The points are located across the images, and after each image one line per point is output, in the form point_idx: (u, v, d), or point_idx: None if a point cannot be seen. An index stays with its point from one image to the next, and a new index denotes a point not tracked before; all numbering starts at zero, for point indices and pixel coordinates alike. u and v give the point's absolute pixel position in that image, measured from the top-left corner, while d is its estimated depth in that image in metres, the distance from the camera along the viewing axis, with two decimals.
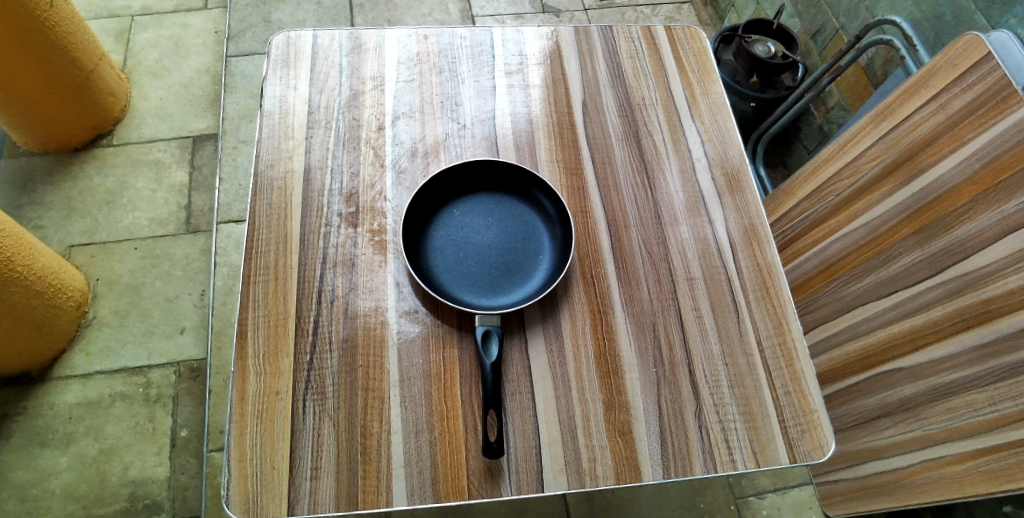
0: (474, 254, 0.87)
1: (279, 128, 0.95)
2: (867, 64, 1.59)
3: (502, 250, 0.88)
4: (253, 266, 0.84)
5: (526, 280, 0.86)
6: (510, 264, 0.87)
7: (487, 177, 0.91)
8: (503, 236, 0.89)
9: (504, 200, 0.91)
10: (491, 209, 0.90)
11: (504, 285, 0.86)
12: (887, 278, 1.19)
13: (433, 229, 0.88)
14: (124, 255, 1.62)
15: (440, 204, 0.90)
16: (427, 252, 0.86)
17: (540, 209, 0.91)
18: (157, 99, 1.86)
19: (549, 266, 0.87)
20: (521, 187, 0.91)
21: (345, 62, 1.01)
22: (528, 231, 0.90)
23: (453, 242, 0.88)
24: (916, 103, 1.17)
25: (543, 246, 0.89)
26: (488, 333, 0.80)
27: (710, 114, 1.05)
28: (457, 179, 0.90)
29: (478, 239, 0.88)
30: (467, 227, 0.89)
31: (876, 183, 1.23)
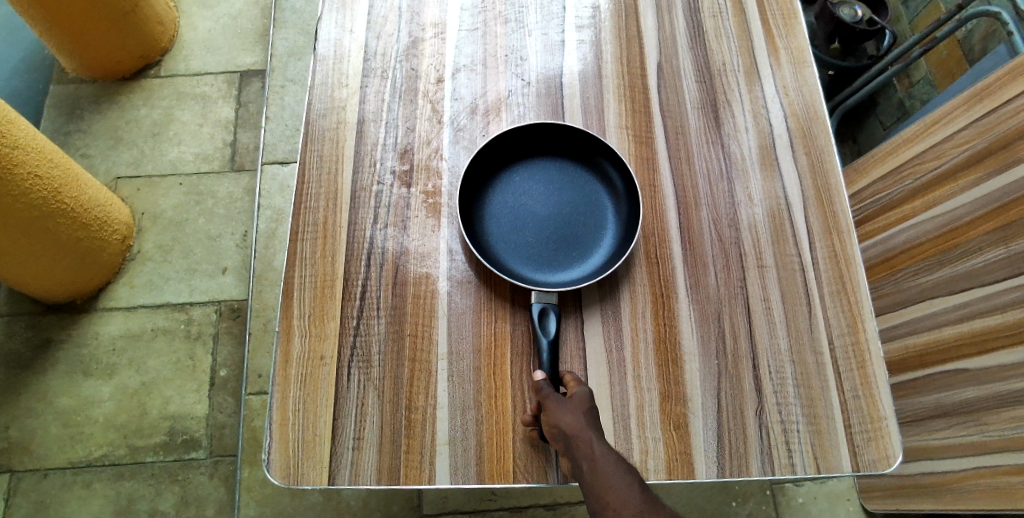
0: (529, 227, 0.82)
1: (332, 75, 0.89)
2: (964, 36, 1.46)
3: (563, 222, 0.82)
4: (302, 221, 0.81)
5: (587, 256, 0.81)
6: (569, 237, 0.82)
7: (549, 140, 0.85)
8: (564, 207, 0.83)
9: (566, 168, 0.85)
10: (552, 177, 0.84)
11: (564, 260, 0.81)
12: (960, 274, 1.10)
13: (489, 196, 0.83)
14: (169, 190, 1.60)
15: (497, 166, 0.84)
16: (482, 218, 0.81)
17: (605, 179, 0.85)
18: (205, 30, 1.81)
19: (612, 242, 0.82)
20: (586, 153, 0.85)
21: (405, 5, 0.94)
22: (590, 202, 0.84)
23: (510, 211, 0.82)
24: (1021, 85, 1.06)
25: (606, 221, 0.83)
26: (545, 311, 0.75)
27: (797, 84, 0.96)
28: (516, 140, 0.84)
29: (536, 209, 0.83)
30: (524, 196, 0.83)
31: (961, 170, 1.13)
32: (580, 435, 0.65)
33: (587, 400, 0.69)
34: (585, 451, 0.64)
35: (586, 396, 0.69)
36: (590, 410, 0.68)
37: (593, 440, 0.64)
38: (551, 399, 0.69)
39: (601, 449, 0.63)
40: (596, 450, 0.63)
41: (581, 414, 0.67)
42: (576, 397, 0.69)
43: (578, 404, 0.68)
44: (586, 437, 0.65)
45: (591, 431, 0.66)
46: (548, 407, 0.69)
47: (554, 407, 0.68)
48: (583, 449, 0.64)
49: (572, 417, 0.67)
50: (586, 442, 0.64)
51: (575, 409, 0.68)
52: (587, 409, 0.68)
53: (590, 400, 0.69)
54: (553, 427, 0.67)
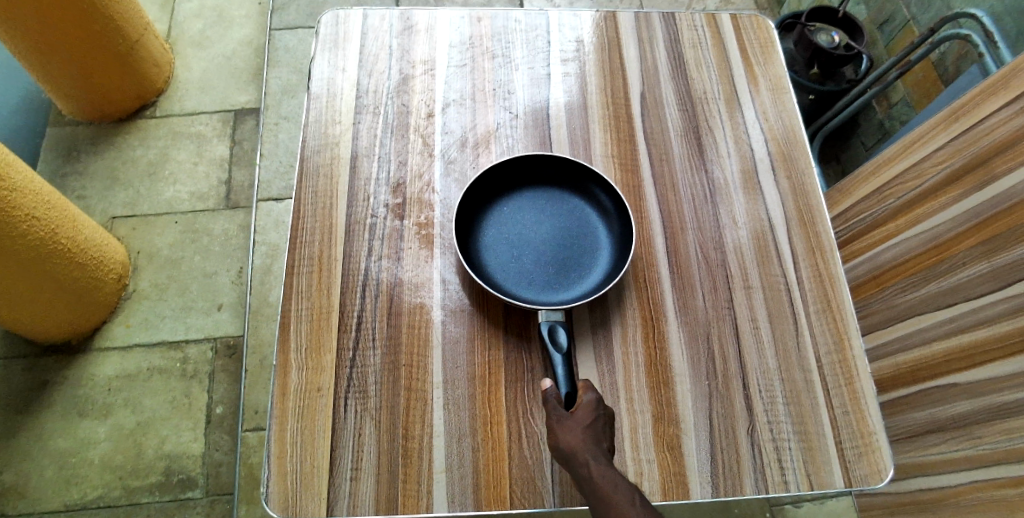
0: (526, 255, 0.83)
1: (326, 112, 0.92)
2: (938, 58, 1.51)
3: (557, 246, 0.84)
4: (298, 256, 0.82)
5: (585, 277, 0.83)
6: (565, 260, 0.84)
7: (537, 171, 0.87)
8: (558, 231, 0.85)
9: (556, 194, 0.87)
10: (543, 204, 0.87)
11: (563, 283, 0.82)
12: (946, 289, 1.12)
13: (484, 227, 0.84)
14: (165, 228, 1.62)
15: (488, 198, 0.86)
16: (479, 248, 0.83)
17: (595, 202, 0.87)
18: (200, 70, 1.86)
19: (607, 261, 0.84)
20: (574, 179, 0.87)
21: (395, 44, 0.98)
22: (583, 225, 0.86)
23: (505, 239, 0.84)
24: (994, 105, 1.10)
25: (600, 242, 0.85)
26: (554, 327, 0.76)
27: (776, 109, 0.99)
28: (506, 172, 0.86)
29: (530, 237, 0.84)
30: (518, 225, 0.85)
31: (942, 187, 1.16)
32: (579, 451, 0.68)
33: (589, 413, 0.71)
34: (583, 469, 0.67)
35: (591, 406, 0.71)
36: (593, 423, 0.70)
37: (590, 462, 0.67)
38: (552, 416, 0.71)
39: (597, 469, 0.66)
40: (592, 469, 0.66)
41: (582, 432, 0.69)
42: (578, 411, 0.71)
43: (583, 418, 0.70)
44: (583, 454, 0.68)
45: (590, 449, 0.68)
46: (551, 424, 0.71)
47: (555, 424, 0.70)
48: (581, 466, 0.67)
49: (573, 434, 0.69)
50: (583, 464, 0.67)
51: (576, 426, 0.70)
52: (588, 425, 0.70)
53: (596, 410, 0.71)
54: (555, 445, 0.70)
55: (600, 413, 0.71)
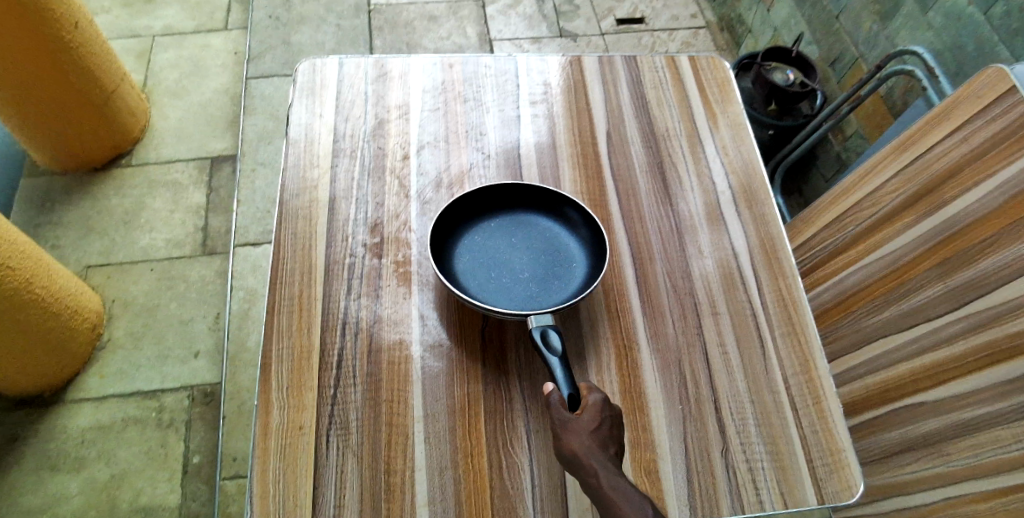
0: (504, 279, 0.86)
1: (304, 157, 0.95)
2: (887, 93, 1.59)
3: (532, 265, 0.87)
4: (278, 296, 0.84)
5: (563, 291, 0.86)
6: (541, 277, 0.86)
7: (506, 198, 0.91)
8: (531, 252, 0.88)
9: (526, 217, 0.91)
10: (514, 227, 0.90)
11: (542, 299, 0.85)
12: (907, 310, 1.17)
13: (459, 253, 0.87)
14: (141, 276, 1.62)
15: (460, 227, 0.89)
16: (457, 275, 0.85)
17: (564, 220, 0.90)
18: (176, 120, 1.89)
19: (583, 273, 0.87)
20: (542, 200, 0.90)
21: (370, 90, 1.02)
22: (554, 243, 0.89)
23: (481, 264, 0.87)
24: (939, 135, 1.18)
25: (574, 257, 0.88)
26: (546, 332, 0.77)
27: (735, 144, 1.05)
28: (475, 201, 0.89)
29: (505, 261, 0.87)
30: (492, 249, 0.88)
31: (898, 213, 1.22)
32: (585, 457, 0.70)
33: (596, 418, 0.72)
34: (591, 478, 0.69)
35: (597, 409, 0.72)
36: (600, 427, 0.72)
37: (600, 472, 0.69)
38: (557, 422, 0.72)
39: (607, 480, 0.68)
40: (603, 481, 0.68)
41: (588, 439, 0.71)
42: (583, 415, 0.72)
43: (589, 423, 0.72)
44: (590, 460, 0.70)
45: (597, 456, 0.70)
46: (556, 430, 0.72)
47: (561, 429, 0.72)
48: (589, 473, 0.69)
49: (579, 440, 0.71)
50: (593, 475, 0.69)
51: (582, 432, 0.71)
52: (595, 428, 0.71)
53: (601, 413, 0.72)
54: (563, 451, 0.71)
55: (606, 416, 0.73)
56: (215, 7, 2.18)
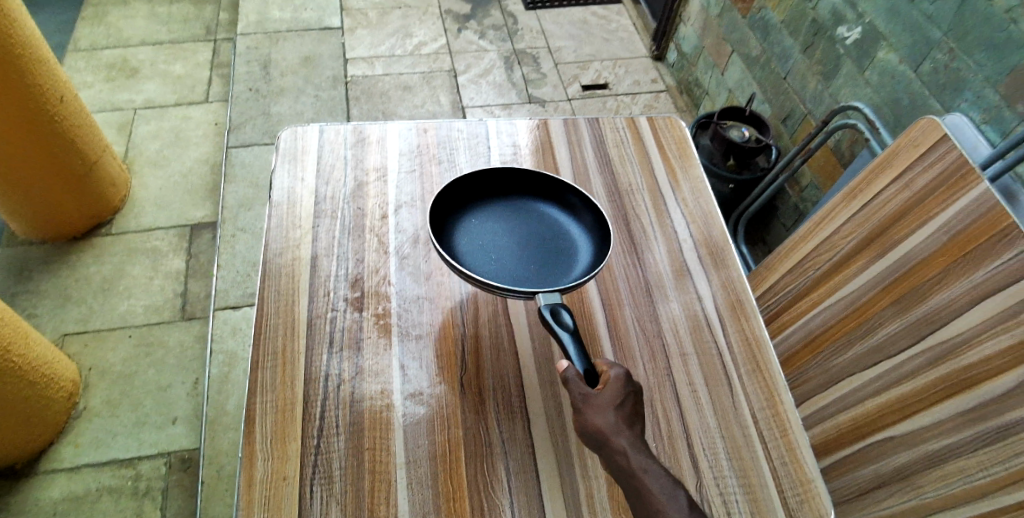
0: (504, 255, 0.94)
1: (286, 218, 0.99)
2: (835, 145, 1.70)
3: (535, 246, 0.95)
4: (262, 351, 0.86)
5: (564, 267, 0.93)
6: (544, 256, 0.94)
7: (512, 185, 0.99)
8: (534, 234, 0.96)
9: (531, 204, 0.99)
10: (518, 212, 0.98)
11: (544, 274, 0.92)
12: (869, 349, 1.21)
13: (467, 233, 0.95)
14: (118, 343, 1.62)
15: (468, 209, 0.97)
16: (466, 252, 0.92)
17: (566, 206, 0.98)
18: (157, 189, 1.94)
19: (582, 252, 0.94)
20: (546, 186, 0.99)
21: (350, 154, 1.08)
22: (557, 227, 0.97)
23: (486, 243, 0.94)
24: (883, 183, 1.27)
25: (575, 239, 0.96)
26: (555, 310, 0.81)
27: (694, 197, 1.12)
28: (479, 177, 0.97)
29: (509, 242, 0.95)
30: (497, 231, 0.96)
31: (853, 256, 1.29)
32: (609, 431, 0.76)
33: (618, 395, 0.77)
34: (618, 455, 0.75)
35: (617, 387, 0.78)
36: (622, 403, 0.77)
37: (627, 452, 0.74)
38: (579, 400, 0.77)
39: (635, 459, 0.74)
40: (631, 459, 0.74)
41: (612, 417, 0.76)
42: (605, 393, 0.77)
43: (611, 400, 0.77)
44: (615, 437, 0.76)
45: (623, 433, 0.75)
46: (578, 407, 0.77)
47: (583, 406, 0.77)
48: (615, 449, 0.75)
49: (602, 417, 0.76)
50: (621, 454, 0.74)
51: (605, 409, 0.76)
52: (618, 405, 0.77)
53: (622, 391, 0.78)
54: (587, 428, 0.76)
55: (626, 392, 0.78)
56: (197, 82, 2.28)
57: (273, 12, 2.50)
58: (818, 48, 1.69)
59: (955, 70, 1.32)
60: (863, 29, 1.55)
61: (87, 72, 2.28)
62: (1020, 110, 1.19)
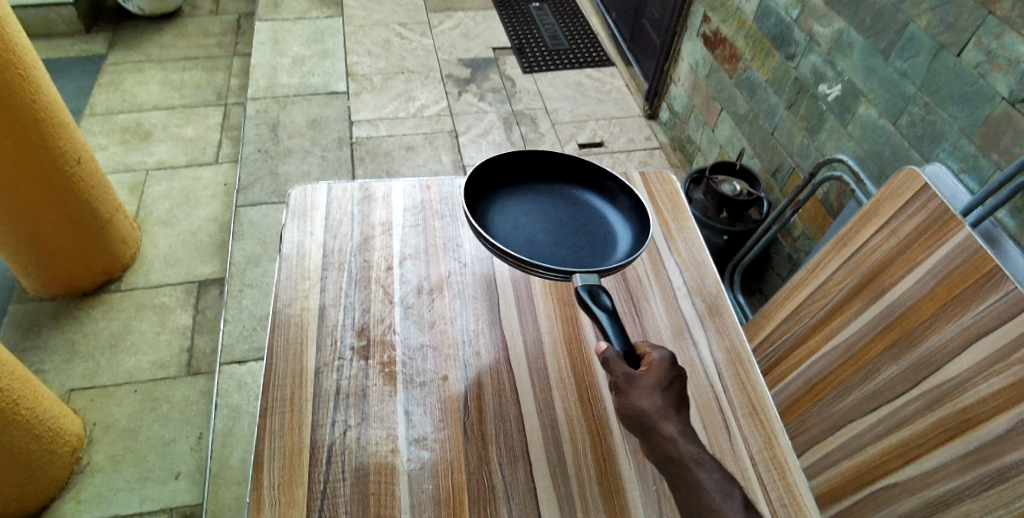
0: (539, 234, 1.03)
1: (296, 271, 1.04)
2: (823, 196, 1.75)
3: (573, 229, 1.04)
4: (270, 398, 0.89)
5: (601, 248, 1.02)
6: (582, 238, 1.03)
7: (551, 173, 1.10)
8: (571, 217, 1.06)
9: (569, 189, 1.09)
10: (556, 197, 1.08)
11: (582, 253, 1.01)
12: (868, 394, 1.21)
13: (506, 215, 1.04)
14: (124, 398, 1.64)
15: (507, 194, 1.07)
16: (507, 231, 1.02)
17: (602, 191, 1.08)
18: (166, 247, 1.99)
19: (619, 234, 1.04)
20: (580, 171, 1.09)
21: (356, 210, 1.13)
22: (593, 212, 1.07)
23: (524, 224, 1.04)
24: (870, 230, 1.29)
25: (611, 222, 1.05)
26: (592, 292, 0.86)
27: (686, 247, 1.17)
28: (517, 162, 1.08)
29: (547, 224, 1.05)
30: (534, 213, 1.05)
31: (846, 303, 1.30)
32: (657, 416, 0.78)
33: (664, 379, 0.79)
34: (666, 442, 0.77)
35: (662, 369, 0.80)
36: (666, 387, 0.79)
37: (677, 440, 0.76)
38: (624, 381, 0.78)
39: (684, 446, 0.76)
40: (680, 447, 0.76)
41: (658, 401, 0.78)
42: (649, 376, 0.79)
43: (655, 383, 0.79)
44: (663, 422, 0.77)
45: (670, 418, 0.78)
46: (622, 389, 0.78)
47: (627, 388, 0.78)
48: (663, 435, 0.77)
49: (649, 400, 0.78)
50: (671, 441, 0.76)
51: (650, 393, 0.78)
52: (663, 389, 0.79)
53: (667, 374, 0.80)
54: (633, 410, 0.78)
55: (670, 375, 0.80)
56: (207, 144, 2.37)
57: (282, 77, 2.61)
58: (802, 105, 1.77)
59: (931, 122, 1.38)
60: (843, 86, 1.62)
61: (101, 135, 2.37)
62: (994, 158, 1.25)
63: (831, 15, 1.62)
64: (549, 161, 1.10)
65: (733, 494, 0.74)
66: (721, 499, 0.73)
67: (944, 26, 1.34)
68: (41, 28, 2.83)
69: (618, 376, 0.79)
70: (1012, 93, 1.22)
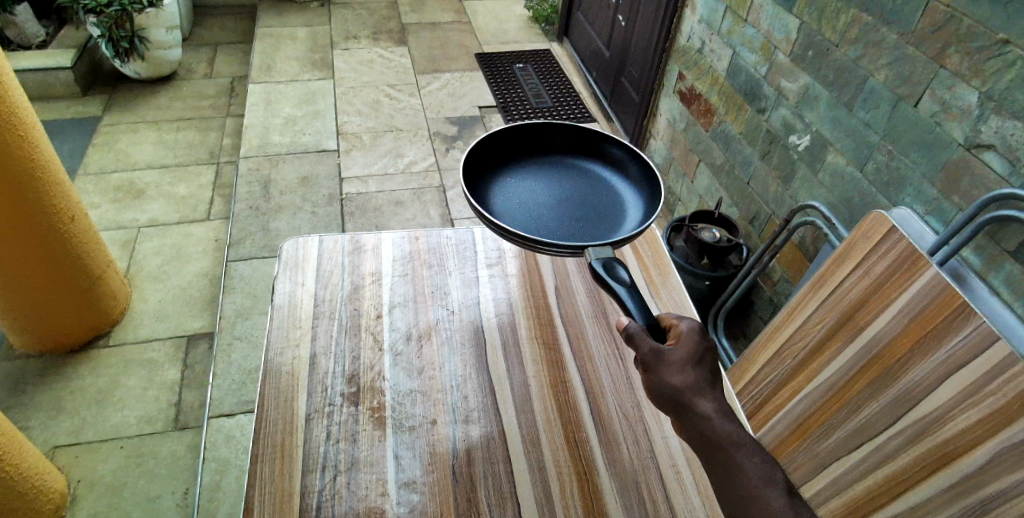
0: (547, 203, 1.10)
1: (287, 320, 1.06)
2: (800, 241, 1.81)
3: (582, 198, 1.11)
4: (261, 444, 0.90)
5: (611, 213, 1.09)
6: (592, 206, 1.10)
7: (558, 147, 1.17)
8: (579, 187, 1.13)
9: (576, 160, 1.16)
10: (565, 168, 1.15)
11: (594, 218, 1.08)
12: (851, 431, 1.22)
13: (517, 188, 1.11)
14: (109, 454, 1.63)
15: (516, 167, 1.14)
16: (519, 203, 1.09)
17: (608, 158, 1.15)
18: (156, 302, 2.01)
19: (628, 197, 1.10)
20: (584, 146, 1.16)
21: (347, 261, 1.17)
22: (601, 180, 1.14)
23: (535, 195, 1.11)
24: (845, 271, 1.33)
25: (619, 188, 1.12)
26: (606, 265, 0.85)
27: (667, 292, 1.21)
28: (519, 142, 1.16)
29: (557, 194, 1.11)
30: (544, 185, 1.13)
31: (825, 343, 1.33)
32: (690, 394, 0.78)
33: (696, 355, 0.79)
34: (702, 421, 0.77)
35: (692, 343, 0.80)
36: (698, 362, 0.80)
37: (713, 417, 0.77)
38: (653, 358, 0.78)
39: (721, 422, 0.76)
40: (716, 426, 0.76)
41: (690, 376, 0.78)
42: (678, 352, 0.79)
43: (686, 358, 0.79)
44: (697, 400, 0.78)
45: (703, 394, 0.78)
46: (653, 365, 0.78)
47: (658, 365, 0.78)
48: (699, 413, 0.77)
49: (681, 377, 0.78)
50: (705, 418, 0.77)
51: (681, 370, 0.78)
52: (693, 365, 0.79)
53: (697, 347, 0.80)
54: (666, 386, 0.78)
55: (701, 349, 0.80)
56: (199, 202, 2.42)
57: (274, 136, 2.68)
58: (775, 155, 1.85)
59: (895, 169, 1.44)
60: (811, 136, 1.69)
61: (94, 193, 2.42)
62: (956, 201, 1.30)
63: (797, 71, 1.71)
64: (550, 138, 1.17)
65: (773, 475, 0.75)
66: (762, 480, 0.74)
67: (900, 79, 1.40)
68: (39, 91, 2.91)
69: (647, 352, 0.78)
70: (967, 139, 1.27)
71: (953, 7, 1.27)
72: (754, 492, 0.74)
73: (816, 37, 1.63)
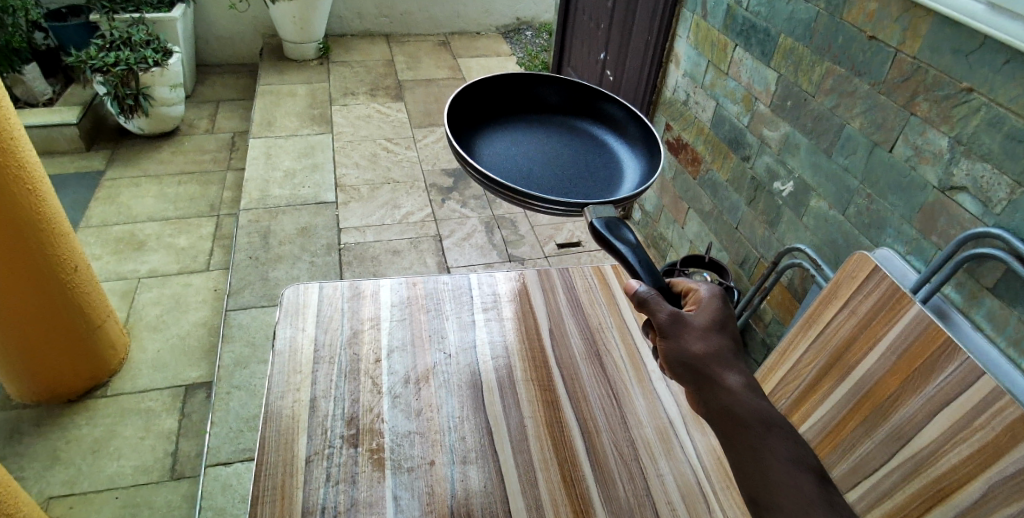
0: (542, 156, 1.17)
1: (288, 364, 1.09)
2: (789, 283, 1.84)
3: (576, 155, 1.18)
4: (261, 487, 0.92)
5: (607, 168, 1.15)
6: (587, 163, 1.16)
7: (555, 105, 1.24)
8: (574, 144, 1.20)
9: (574, 119, 1.24)
10: (559, 126, 1.23)
11: (591, 173, 1.14)
12: (849, 469, 1.22)
13: (511, 141, 1.18)
14: (103, 504, 1.63)
15: (512, 123, 1.21)
16: (515, 154, 1.16)
17: (603, 114, 1.22)
18: (154, 351, 2.03)
19: (624, 154, 1.17)
20: (585, 103, 1.24)
21: (346, 306, 1.20)
22: (598, 139, 1.21)
23: (529, 148, 1.17)
24: (831, 310, 1.33)
25: (615, 144, 1.19)
26: (608, 224, 0.88)
27: None
28: (518, 87, 1.23)
29: (551, 149, 1.18)
30: (538, 140, 1.20)
31: (817, 383, 1.33)
32: (714, 365, 0.82)
33: (718, 322, 0.84)
34: (725, 396, 0.81)
35: (713, 309, 0.85)
36: (720, 329, 0.85)
37: (736, 393, 0.81)
38: (671, 322, 0.83)
39: (744, 397, 0.80)
40: (739, 403, 0.80)
41: (710, 342, 0.83)
42: (699, 320, 0.84)
43: (705, 323, 0.84)
44: (723, 373, 0.82)
45: (724, 365, 0.82)
46: (670, 327, 0.83)
47: (679, 331, 0.83)
48: (723, 385, 0.81)
49: (702, 345, 0.83)
50: (728, 392, 0.81)
51: (700, 336, 0.83)
52: (713, 333, 0.84)
53: (717, 312, 0.85)
54: (684, 350, 0.82)
55: (721, 320, 0.85)
56: (199, 252, 2.47)
57: (274, 189, 2.74)
58: (760, 201, 1.91)
59: (875, 211, 1.50)
60: (794, 182, 1.75)
61: (96, 245, 2.46)
62: (934, 240, 1.35)
63: (777, 120, 1.79)
64: (551, 88, 1.24)
65: (803, 457, 0.78)
66: (791, 463, 0.76)
67: (874, 126, 1.47)
68: (44, 146, 2.99)
69: (665, 317, 0.83)
70: (941, 182, 1.32)
71: (919, 59, 1.34)
72: (783, 474, 0.76)
73: (794, 88, 1.71)
